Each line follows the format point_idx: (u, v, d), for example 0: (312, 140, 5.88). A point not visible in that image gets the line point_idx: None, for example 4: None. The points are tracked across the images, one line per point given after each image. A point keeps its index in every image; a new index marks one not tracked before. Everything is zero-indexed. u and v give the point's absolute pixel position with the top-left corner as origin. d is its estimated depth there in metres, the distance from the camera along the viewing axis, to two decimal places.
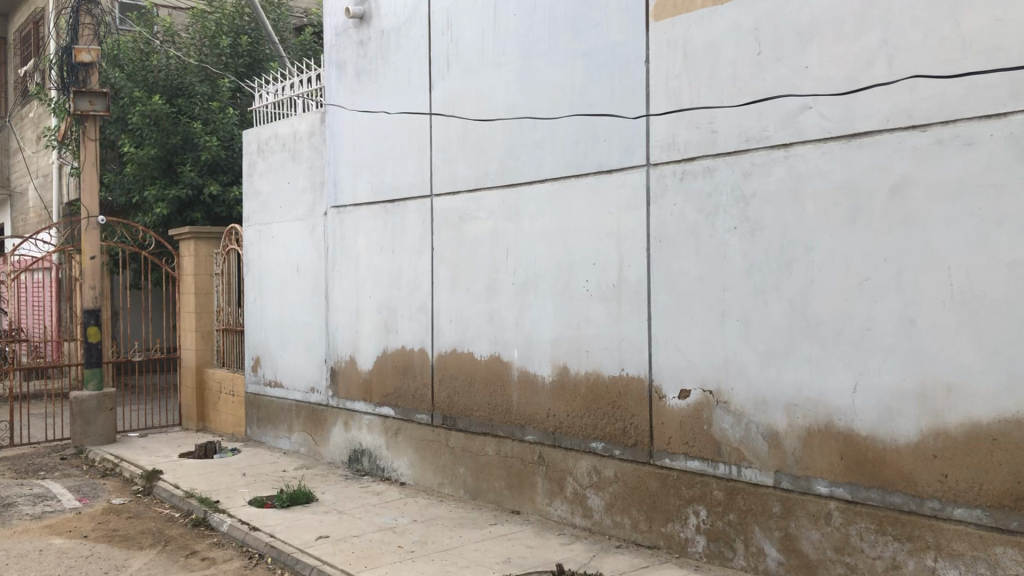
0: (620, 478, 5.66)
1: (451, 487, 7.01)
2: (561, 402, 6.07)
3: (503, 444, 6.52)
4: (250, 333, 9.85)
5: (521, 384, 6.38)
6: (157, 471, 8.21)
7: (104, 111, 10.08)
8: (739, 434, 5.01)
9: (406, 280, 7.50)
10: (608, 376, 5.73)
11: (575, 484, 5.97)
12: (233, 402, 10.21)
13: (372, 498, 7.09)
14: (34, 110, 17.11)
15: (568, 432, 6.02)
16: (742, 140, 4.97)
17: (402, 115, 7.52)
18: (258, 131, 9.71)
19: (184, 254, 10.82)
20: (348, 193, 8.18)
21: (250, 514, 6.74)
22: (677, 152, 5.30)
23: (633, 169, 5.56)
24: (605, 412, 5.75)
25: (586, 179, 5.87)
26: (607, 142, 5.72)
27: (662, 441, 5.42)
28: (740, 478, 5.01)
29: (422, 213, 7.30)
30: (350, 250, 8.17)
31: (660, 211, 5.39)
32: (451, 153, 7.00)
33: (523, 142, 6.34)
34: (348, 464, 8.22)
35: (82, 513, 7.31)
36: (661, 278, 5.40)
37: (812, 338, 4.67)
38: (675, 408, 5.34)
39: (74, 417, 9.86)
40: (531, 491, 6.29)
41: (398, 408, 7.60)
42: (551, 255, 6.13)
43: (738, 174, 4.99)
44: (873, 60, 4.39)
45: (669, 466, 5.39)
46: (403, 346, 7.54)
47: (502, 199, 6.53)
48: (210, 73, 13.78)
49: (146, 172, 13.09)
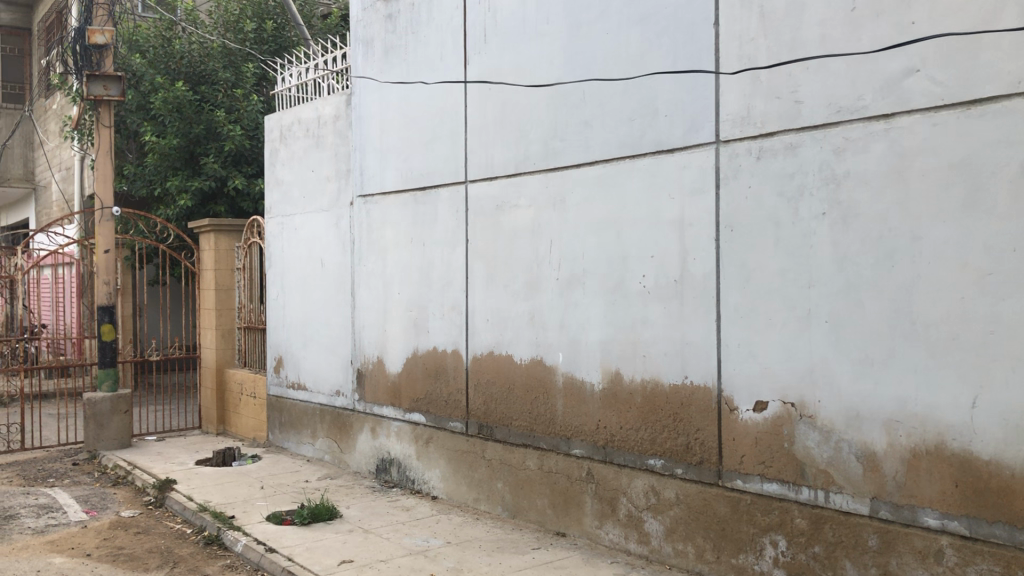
0: (682, 501, 4.97)
1: (487, 504, 6.35)
2: (612, 412, 5.39)
3: (546, 457, 5.85)
4: (272, 332, 9.25)
5: (567, 392, 5.70)
6: (170, 480, 7.62)
7: (119, 96, 9.51)
8: (827, 455, 4.30)
9: (438, 276, 6.85)
10: (669, 385, 5.04)
11: (629, 506, 5.29)
12: (255, 405, 9.61)
13: (401, 515, 6.43)
14: (57, 102, 16.69)
15: (621, 447, 5.34)
16: (833, 111, 4.26)
17: (433, 95, 6.86)
18: (280, 116, 9.09)
19: (203, 247, 10.25)
20: (375, 181, 7.54)
21: (268, 532, 6.10)
22: (752, 127, 4.60)
23: (699, 148, 4.86)
24: (666, 426, 5.07)
25: (642, 160, 5.17)
26: (668, 117, 5.02)
27: (733, 460, 4.73)
28: (828, 505, 4.30)
29: (455, 202, 6.64)
30: (377, 243, 7.53)
31: (731, 195, 4.70)
32: (488, 135, 6.32)
33: (570, 120, 5.65)
34: (376, 474, 7.58)
35: (88, 527, 6.72)
36: (732, 272, 4.70)
37: (920, 343, 3.95)
38: (749, 422, 4.64)
39: (86, 420, 9.31)
40: (578, 512, 5.62)
41: (429, 415, 6.94)
42: (602, 247, 5.44)
43: (827, 151, 4.28)
44: (1001, 10, 3.65)
45: (741, 488, 4.69)
46: (434, 348, 6.89)
47: (545, 183, 5.85)
48: (234, 59, 13.21)
49: (168, 163, 12.60)
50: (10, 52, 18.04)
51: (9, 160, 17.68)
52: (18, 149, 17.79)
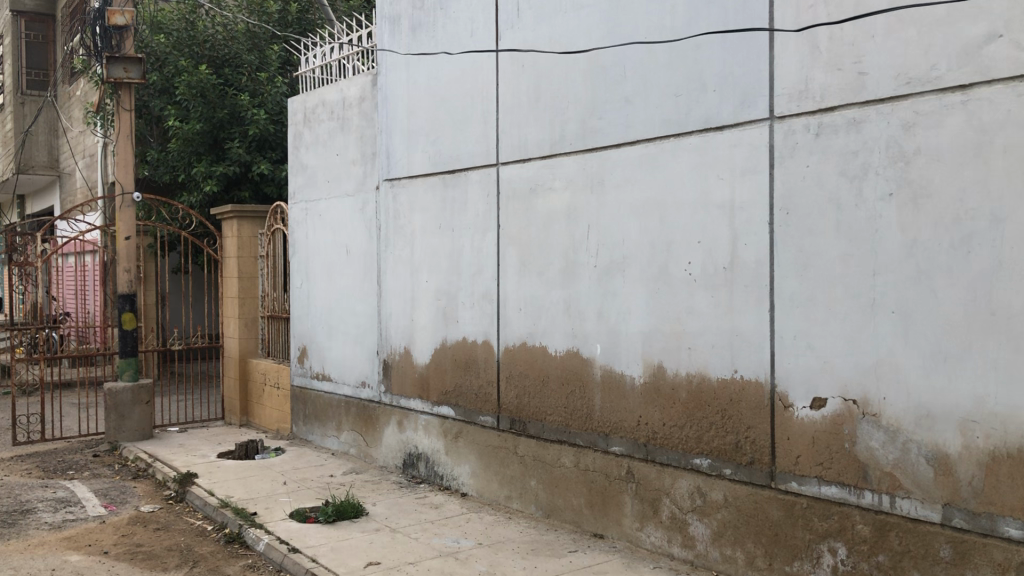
0: (731, 503, 4.65)
1: (520, 503, 6.06)
2: (655, 408, 5.06)
3: (583, 455, 5.54)
4: (296, 322, 9.00)
5: (605, 386, 5.38)
6: (191, 474, 7.39)
7: (140, 78, 9.27)
8: (893, 456, 3.95)
9: (468, 263, 6.54)
10: (718, 379, 4.71)
11: (672, 508, 4.97)
12: (278, 396, 9.37)
13: (430, 513, 6.15)
14: (79, 88, 16.50)
15: (664, 445, 5.02)
16: (902, 83, 3.89)
17: (463, 72, 6.54)
18: (304, 99, 8.82)
19: (226, 234, 10.02)
20: (402, 164, 7.25)
21: (291, 531, 5.84)
22: (811, 101, 4.25)
23: (751, 124, 4.52)
24: (713, 424, 4.74)
25: (688, 138, 4.84)
26: (718, 92, 4.68)
27: (788, 461, 4.39)
28: (893, 511, 3.94)
29: (486, 185, 6.33)
30: (404, 229, 7.24)
31: (788, 175, 4.35)
32: (521, 114, 6.00)
33: (610, 97, 5.31)
34: (403, 469, 7.31)
35: (106, 523, 6.49)
36: (788, 259, 4.36)
37: (1001, 336, 3.58)
38: (806, 420, 4.30)
39: (107, 411, 9.11)
40: (617, 513, 5.31)
41: (459, 408, 6.65)
42: (644, 232, 5.11)
43: (895, 126, 3.92)
44: None
45: (796, 491, 4.36)
46: (464, 338, 6.59)
47: (582, 164, 5.52)
48: (258, 42, 12.96)
49: (192, 148, 12.39)
50: (35, 38, 17.85)
51: (34, 147, 17.52)
52: (42, 136, 17.64)
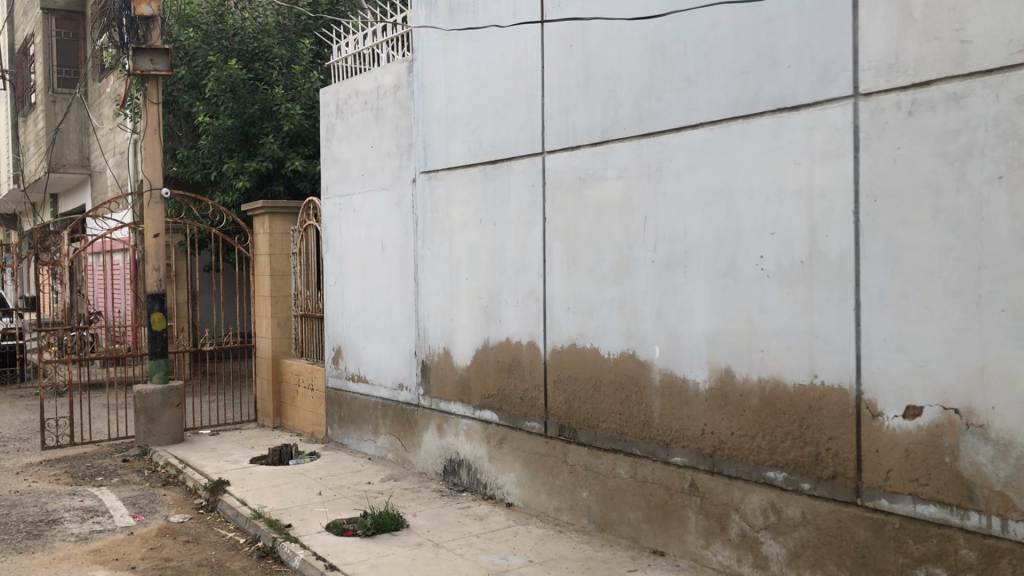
0: (810, 521, 4.22)
1: (571, 515, 5.66)
2: (722, 416, 4.65)
3: (640, 466, 5.13)
4: (331, 321, 8.65)
5: (665, 391, 4.97)
6: (222, 482, 7.06)
7: (167, 70, 8.96)
8: (1004, 474, 3.49)
9: (511, 259, 6.14)
10: (796, 386, 4.28)
11: (742, 525, 4.55)
12: (313, 398, 9.04)
13: (474, 525, 5.77)
14: (108, 84, 16.30)
15: (732, 456, 4.60)
16: (1014, 51, 3.43)
17: (506, 55, 6.14)
18: (335, 89, 8.47)
19: (258, 231, 9.71)
20: (440, 155, 6.86)
21: (328, 545, 5.48)
22: (903, 75, 3.80)
23: (833, 104, 4.08)
24: (789, 434, 4.32)
25: (760, 120, 4.40)
26: (794, 68, 4.25)
27: (876, 475, 3.94)
28: (1005, 536, 3.49)
29: (531, 176, 5.93)
30: (442, 223, 6.86)
31: (875, 159, 3.91)
32: (569, 99, 5.59)
33: (669, 77, 4.89)
34: (443, 476, 6.94)
35: (135, 535, 6.18)
36: (876, 252, 3.92)
37: None
38: (898, 431, 3.85)
39: (137, 414, 8.82)
40: (680, 529, 4.89)
41: (503, 413, 6.26)
42: (709, 224, 4.68)
43: (1005, 100, 3.46)
44: None
45: (887, 509, 3.90)
46: (508, 339, 6.19)
47: (637, 151, 5.10)
48: (289, 35, 12.66)
49: (223, 144, 12.12)
50: (65, 36, 17.72)
51: (64, 146, 17.36)
52: (73, 134, 17.48)
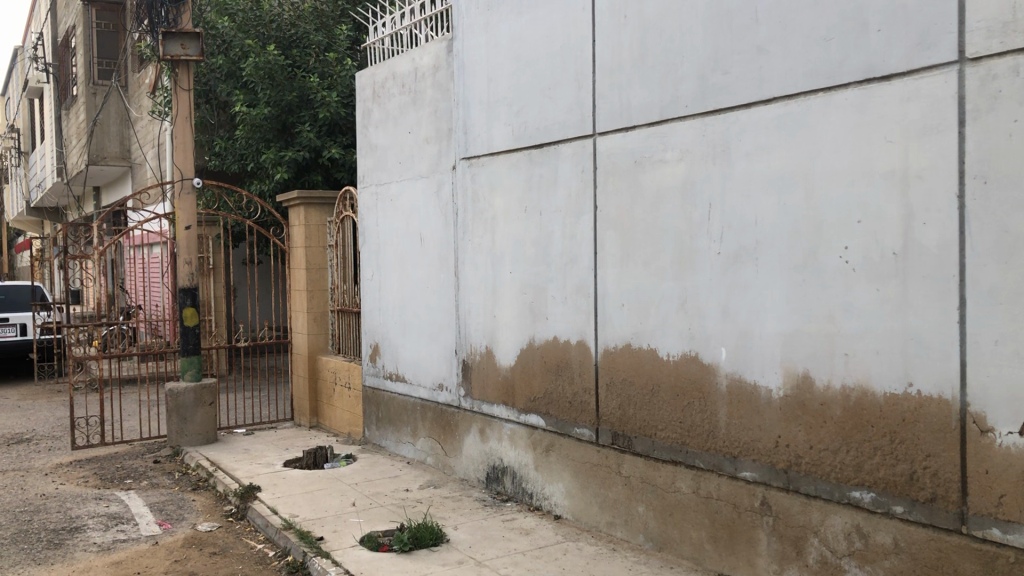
0: (903, 549, 3.69)
1: (625, 530, 5.18)
2: (799, 426, 4.13)
3: (704, 480, 4.63)
4: (369, 316, 8.26)
5: (733, 399, 4.47)
6: (253, 487, 6.69)
7: (197, 55, 8.58)
8: None
9: (559, 251, 5.66)
10: (887, 396, 3.75)
11: (823, 550, 4.03)
12: (350, 397, 8.66)
13: (520, 540, 5.32)
14: (147, 76, 16.06)
15: (811, 473, 4.09)
16: None
17: (553, 29, 5.65)
18: (372, 73, 8.04)
19: (294, 222, 9.33)
20: (482, 139, 6.39)
21: (361, 562, 5.05)
22: (1019, 34, 3.24)
23: (932, 71, 3.54)
24: (879, 450, 3.79)
25: (844, 92, 3.87)
26: (885, 32, 3.71)
27: (986, 500, 3.40)
28: None
29: (580, 160, 5.44)
30: (484, 212, 6.40)
31: (985, 134, 3.36)
32: (624, 75, 5.09)
33: (737, 47, 4.37)
34: (485, 484, 6.50)
35: (159, 545, 5.82)
36: (987, 242, 3.37)
37: None
38: (1013, 450, 3.30)
39: (169, 413, 8.50)
40: (749, 552, 4.39)
41: (550, 418, 5.79)
42: (785, 211, 4.16)
43: None
44: None
45: (999, 541, 3.36)
46: (555, 338, 5.72)
47: (701, 131, 4.59)
48: (326, 21, 12.29)
49: (260, 134, 11.77)
50: (106, 27, 17.56)
51: (104, 137, 17.18)
52: (113, 126, 17.31)
